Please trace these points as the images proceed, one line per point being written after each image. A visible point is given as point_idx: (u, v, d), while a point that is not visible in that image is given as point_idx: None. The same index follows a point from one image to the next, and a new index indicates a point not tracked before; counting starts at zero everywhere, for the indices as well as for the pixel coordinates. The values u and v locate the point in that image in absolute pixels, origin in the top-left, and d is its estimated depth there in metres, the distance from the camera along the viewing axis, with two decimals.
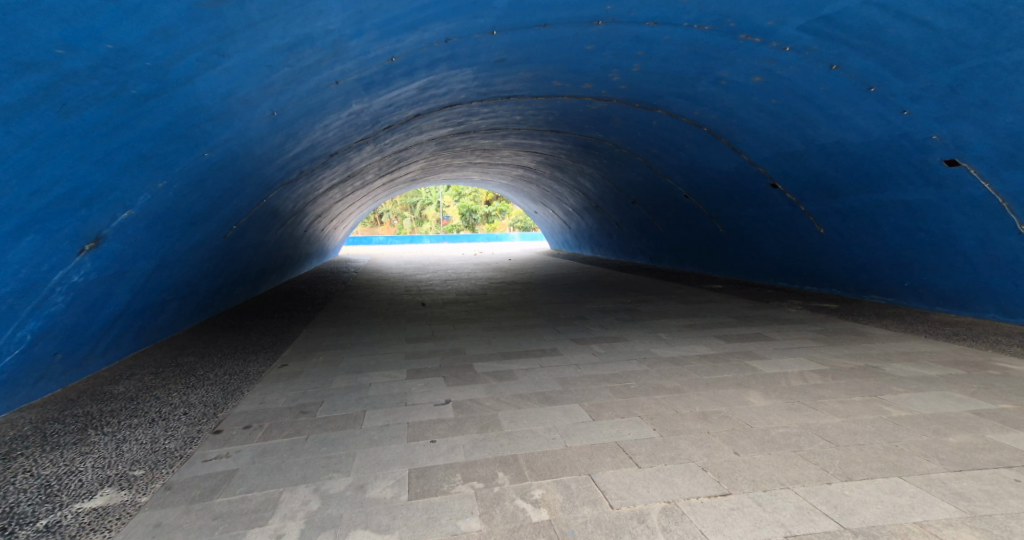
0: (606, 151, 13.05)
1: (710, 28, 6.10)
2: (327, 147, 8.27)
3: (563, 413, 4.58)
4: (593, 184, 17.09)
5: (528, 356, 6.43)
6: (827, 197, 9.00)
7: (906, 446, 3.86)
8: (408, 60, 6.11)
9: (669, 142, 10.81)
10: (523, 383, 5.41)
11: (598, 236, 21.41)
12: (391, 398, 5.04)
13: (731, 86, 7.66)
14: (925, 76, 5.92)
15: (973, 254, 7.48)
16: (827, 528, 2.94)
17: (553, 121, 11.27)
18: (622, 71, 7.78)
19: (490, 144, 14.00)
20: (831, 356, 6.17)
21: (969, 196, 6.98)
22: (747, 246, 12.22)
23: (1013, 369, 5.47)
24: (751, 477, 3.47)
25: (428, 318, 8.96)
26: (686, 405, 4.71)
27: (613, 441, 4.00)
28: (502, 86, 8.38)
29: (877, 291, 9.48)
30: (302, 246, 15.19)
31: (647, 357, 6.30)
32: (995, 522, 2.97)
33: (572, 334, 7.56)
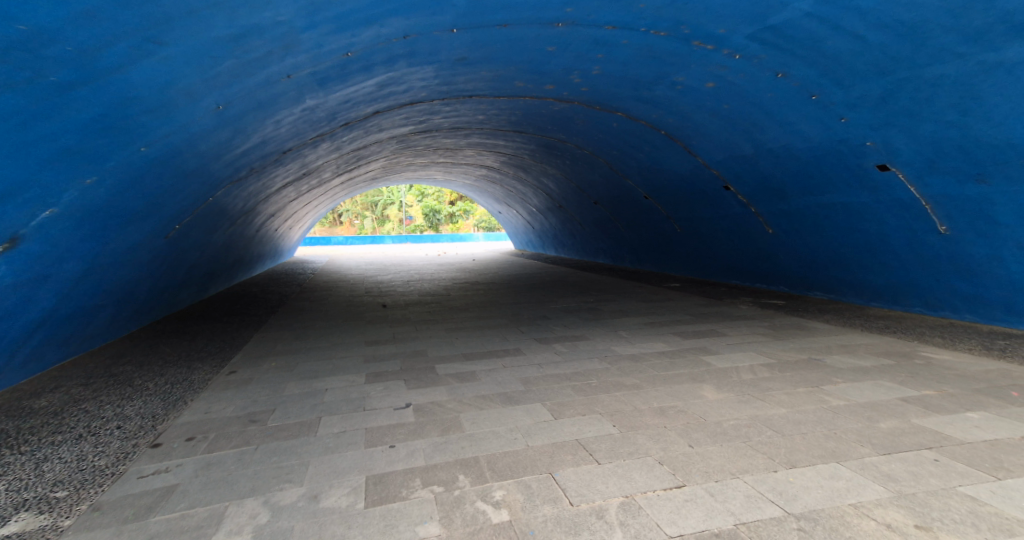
0: (567, 152, 13.23)
1: (665, 34, 6.29)
2: (279, 143, 8.07)
3: (525, 413, 4.65)
4: (556, 185, 17.26)
5: (490, 356, 6.48)
6: (774, 199, 9.42)
7: (844, 433, 4.11)
8: (365, 55, 6.04)
9: (628, 144, 11.05)
10: (485, 383, 5.46)
11: (561, 235, 21.65)
12: (348, 403, 4.98)
13: (686, 90, 7.92)
14: (859, 85, 6.29)
15: (902, 253, 8.00)
16: (773, 515, 3.11)
17: (514, 122, 11.36)
18: (583, 73, 7.91)
19: (453, 143, 13.94)
20: (779, 350, 6.48)
21: (898, 199, 7.46)
22: (702, 245, 12.62)
23: (936, 358, 5.92)
24: (704, 469, 3.62)
25: (387, 320, 8.87)
26: (644, 401, 4.87)
27: (574, 439, 4.09)
28: (463, 85, 8.38)
29: (818, 289, 10.01)
30: (254, 247, 14.72)
31: (608, 354, 6.47)
32: (918, 500, 3.21)
33: (535, 334, 7.64)
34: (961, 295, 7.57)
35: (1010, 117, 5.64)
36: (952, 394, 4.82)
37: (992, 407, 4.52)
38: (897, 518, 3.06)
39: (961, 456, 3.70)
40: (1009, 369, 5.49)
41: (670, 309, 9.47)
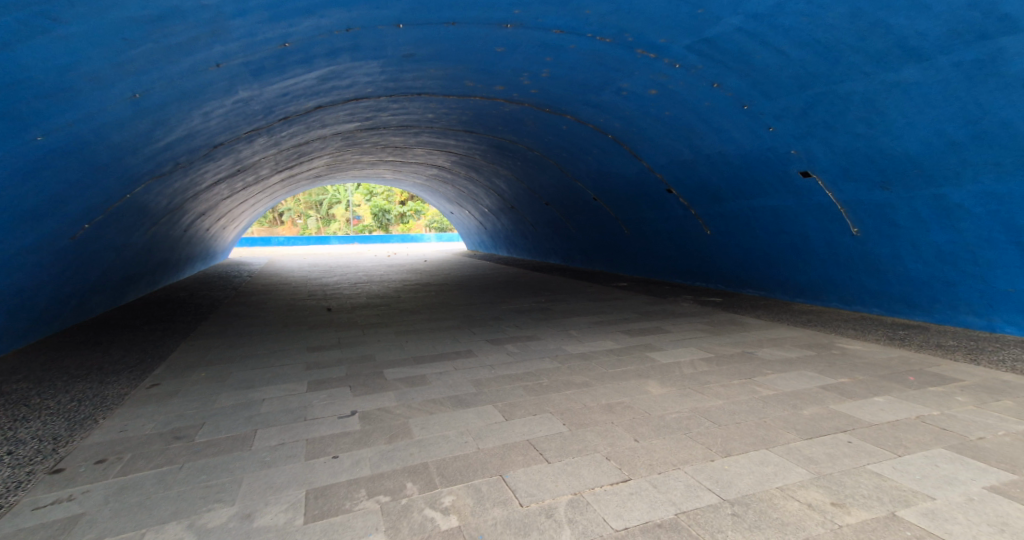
0: (518, 153, 13.37)
1: (611, 40, 6.49)
2: (208, 137, 7.77)
3: (476, 415, 4.72)
4: (508, 186, 17.39)
5: (441, 359, 6.50)
6: (711, 202, 9.86)
7: (772, 420, 4.41)
8: (303, 47, 5.93)
9: (577, 147, 11.29)
10: (436, 387, 5.49)
11: (513, 236, 21.80)
12: (288, 414, 4.89)
13: (631, 96, 8.19)
14: (784, 97, 6.71)
15: (821, 253, 8.58)
16: (710, 502, 3.31)
17: (464, 122, 11.38)
18: (533, 76, 8.04)
19: (402, 142, 13.80)
20: (716, 344, 6.85)
21: (819, 203, 8.00)
22: (647, 246, 13.06)
23: (851, 348, 6.43)
24: (648, 462, 3.81)
25: (331, 324, 8.71)
26: (593, 398, 5.03)
27: (524, 439, 4.20)
28: (411, 82, 8.34)
29: (749, 286, 10.60)
30: (181, 247, 13.99)
31: (559, 353, 6.63)
32: (834, 479, 3.50)
33: (487, 335, 7.72)
34: (869, 291, 8.22)
35: (908, 132, 6.18)
36: (863, 381, 5.25)
37: (894, 391, 4.96)
38: (816, 497, 3.32)
39: (869, 437, 4.06)
40: (909, 355, 6.07)
41: (618, 308, 9.76)
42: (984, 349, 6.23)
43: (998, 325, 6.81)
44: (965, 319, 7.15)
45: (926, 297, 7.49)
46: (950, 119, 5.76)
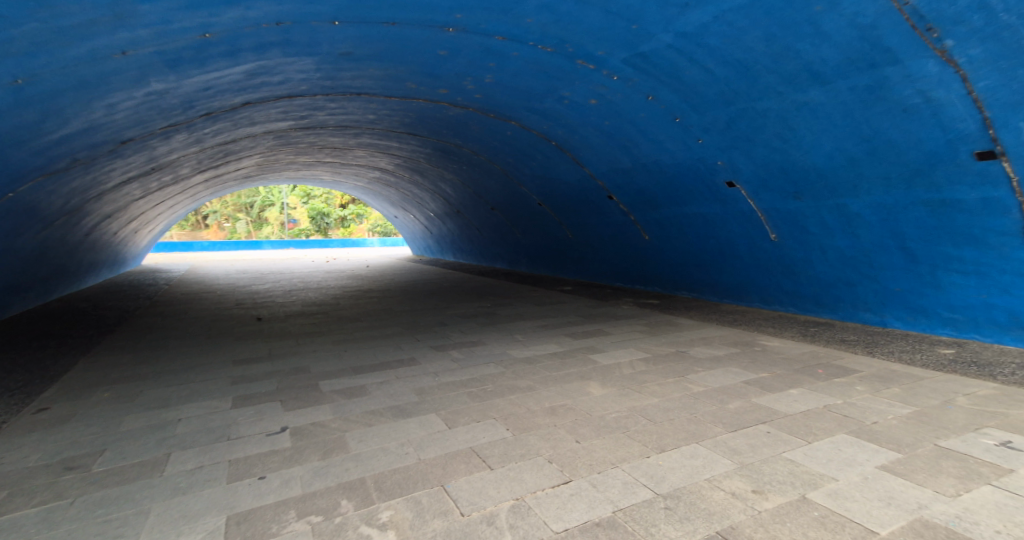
0: (463, 157, 13.39)
1: (551, 50, 6.68)
2: (115, 131, 7.35)
3: (418, 425, 4.71)
4: (454, 190, 17.36)
5: (382, 368, 6.42)
6: (648, 209, 10.25)
7: (703, 415, 4.68)
8: (227, 39, 5.75)
9: (522, 153, 11.45)
10: (376, 397, 5.42)
11: (459, 240, 21.75)
12: (208, 434, 4.63)
13: (572, 105, 8.41)
14: (710, 111, 7.11)
15: (745, 257, 9.13)
16: (644, 497, 3.47)
17: (408, 124, 11.30)
18: (476, 81, 8.11)
19: (341, 143, 13.51)
20: (653, 344, 7.17)
21: (742, 211, 8.51)
22: (590, 250, 13.39)
23: (770, 344, 6.88)
24: (588, 462, 3.94)
25: (262, 335, 8.37)
26: (537, 401, 5.15)
27: (467, 447, 4.24)
28: (350, 81, 8.21)
29: (681, 289, 11.09)
30: (78, 253, 12.87)
31: (504, 358, 6.71)
32: (755, 468, 3.76)
33: (431, 342, 7.70)
34: (784, 292, 8.81)
35: (816, 146, 6.72)
36: (781, 374, 5.65)
37: (806, 383, 5.38)
38: (739, 486, 3.56)
39: (785, 426, 4.38)
40: (818, 349, 6.60)
41: (563, 312, 9.95)
42: (878, 342, 6.86)
43: (889, 321, 7.53)
44: (863, 316, 7.83)
45: (832, 296, 8.13)
46: (848, 137, 6.34)
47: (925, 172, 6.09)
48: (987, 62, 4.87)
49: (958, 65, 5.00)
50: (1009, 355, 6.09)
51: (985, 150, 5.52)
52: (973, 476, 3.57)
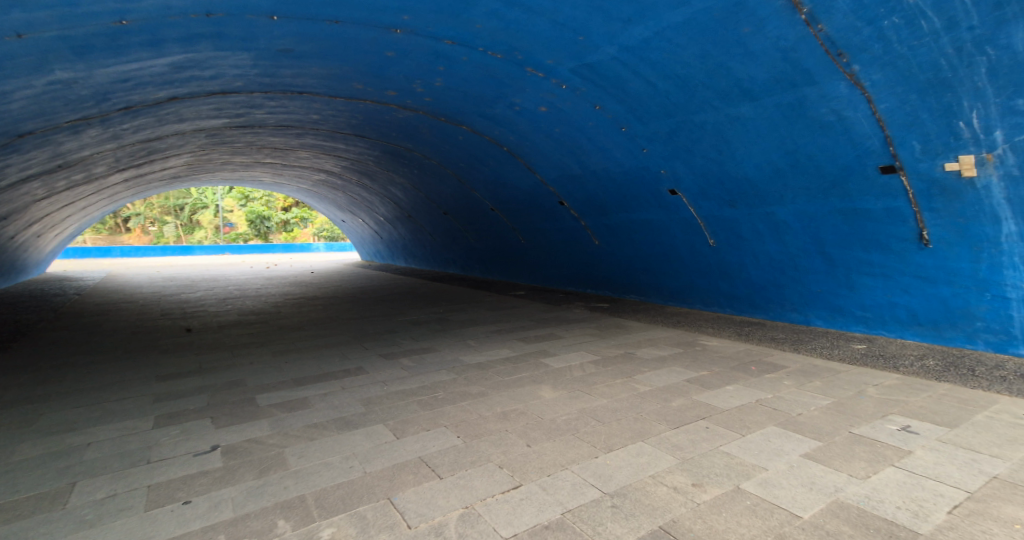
0: (414, 160, 13.28)
1: (501, 56, 6.78)
2: (13, 121, 6.89)
3: (364, 436, 4.61)
4: (404, 194, 17.18)
5: (327, 379, 6.26)
6: (598, 214, 10.49)
7: (648, 414, 4.85)
8: (146, 27, 5.51)
9: (475, 158, 11.49)
10: (319, 410, 5.26)
11: (410, 244, 21.54)
12: (125, 458, 4.27)
13: (523, 111, 8.53)
14: (654, 122, 7.39)
15: (687, 261, 9.49)
16: (593, 497, 3.55)
17: (355, 126, 11.14)
18: (426, 84, 8.11)
19: (283, 143, 13.13)
20: (603, 346, 7.37)
21: (684, 218, 8.85)
22: (542, 254, 13.56)
23: (711, 343, 7.21)
24: (539, 465, 4.00)
25: (192, 348, 7.94)
26: (489, 407, 5.19)
27: (416, 457, 4.19)
28: (290, 79, 8.04)
29: (628, 292, 11.39)
30: None
31: (456, 365, 6.70)
32: (695, 462, 3.94)
33: (380, 350, 7.61)
34: (722, 294, 9.22)
35: (748, 158, 7.10)
36: (719, 372, 5.93)
37: (741, 379, 5.67)
38: (681, 480, 3.72)
39: (722, 421, 4.61)
40: (753, 347, 6.97)
41: (516, 317, 10.03)
42: (803, 339, 7.29)
43: (812, 320, 8.01)
44: (790, 316, 8.30)
45: (764, 297, 8.56)
46: (775, 149, 6.75)
47: (840, 183, 6.57)
48: (888, 86, 5.37)
49: (865, 88, 5.48)
50: (912, 348, 6.63)
51: (887, 165, 6.03)
52: (880, 459, 3.89)
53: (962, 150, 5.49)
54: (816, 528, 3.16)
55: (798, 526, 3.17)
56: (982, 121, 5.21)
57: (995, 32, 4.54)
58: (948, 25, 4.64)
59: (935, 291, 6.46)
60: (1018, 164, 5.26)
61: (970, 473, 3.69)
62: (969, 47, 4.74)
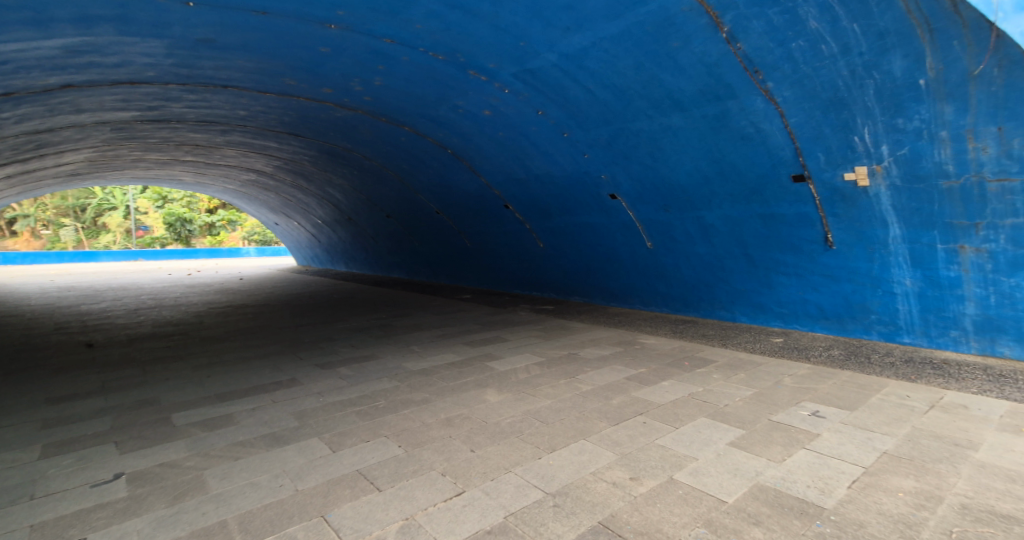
0: (353, 161, 13.04)
1: (443, 58, 6.81)
2: None
3: (297, 451, 4.44)
4: (344, 196, 16.82)
5: (257, 392, 5.99)
6: (542, 218, 10.67)
7: (590, 412, 5.01)
8: (31, 4, 5.17)
9: (419, 160, 11.42)
10: (247, 426, 5.00)
11: (351, 249, 21.12)
12: (6, 494, 3.83)
13: (466, 114, 8.58)
14: (594, 129, 7.62)
15: (626, 263, 9.81)
16: (535, 498, 3.62)
17: (289, 124, 10.84)
18: (365, 82, 8.01)
19: (206, 139, 12.60)
20: (548, 348, 7.52)
21: (623, 221, 9.15)
22: (488, 257, 13.62)
23: (648, 341, 7.53)
24: (481, 471, 4.01)
25: (94, 366, 7.34)
26: (432, 414, 5.16)
27: (354, 470, 4.08)
28: (211, 71, 7.78)
29: (571, 292, 11.65)
30: None
31: (398, 372, 6.63)
32: (632, 456, 4.10)
33: (316, 360, 7.39)
34: (659, 294, 9.58)
35: (680, 165, 7.45)
36: (655, 368, 6.19)
37: (675, 375, 5.94)
38: (619, 475, 3.86)
39: (659, 415, 4.82)
40: (685, 343, 7.34)
41: (462, 321, 10.03)
42: (730, 335, 7.73)
43: (737, 316, 8.48)
44: (719, 313, 8.74)
45: (696, 296, 8.97)
46: (703, 158, 7.11)
47: (759, 191, 7.04)
48: (797, 102, 5.82)
49: (777, 104, 5.92)
50: (821, 340, 7.20)
51: (798, 174, 6.55)
52: (793, 443, 4.20)
53: (857, 162, 6.06)
54: (739, 511, 3.37)
55: (722, 511, 3.37)
56: (872, 136, 5.76)
57: (879, 59, 5.04)
58: (843, 50, 5.11)
59: (839, 288, 7.06)
60: (901, 176, 5.87)
61: (866, 450, 4.06)
62: (860, 71, 5.24)
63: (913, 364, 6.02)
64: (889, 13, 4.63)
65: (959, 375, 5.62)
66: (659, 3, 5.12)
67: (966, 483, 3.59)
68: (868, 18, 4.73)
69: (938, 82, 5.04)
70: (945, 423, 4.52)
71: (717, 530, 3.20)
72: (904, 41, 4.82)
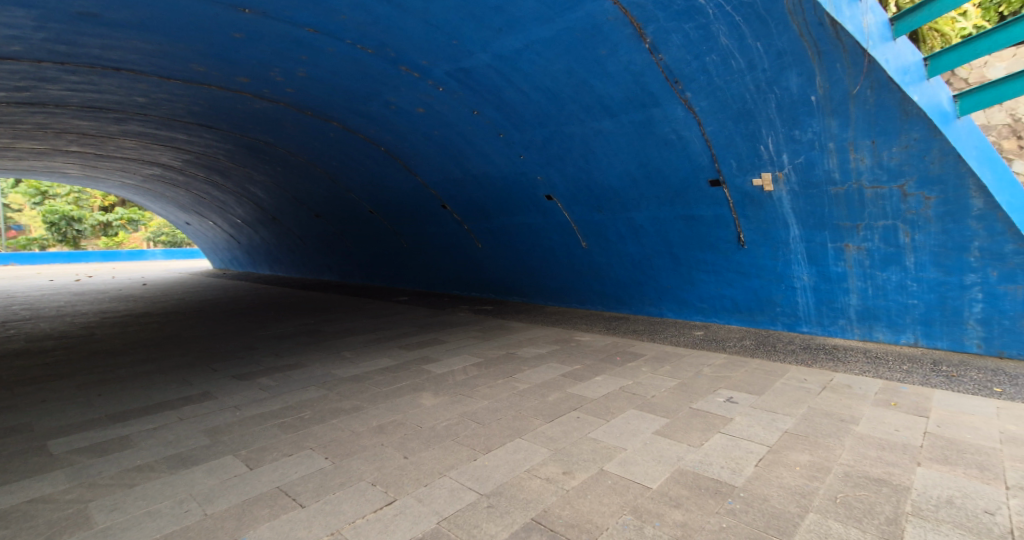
0: (276, 156, 12.59)
1: (372, 51, 6.76)
2: None
3: (207, 473, 4.18)
4: (267, 194, 16.18)
5: (163, 409, 5.60)
6: (480, 218, 10.72)
7: (527, 410, 5.11)
8: None
9: (351, 158, 11.21)
10: (148, 448, 4.64)
11: (275, 250, 20.33)
12: None
13: (399, 111, 8.50)
14: (528, 130, 7.77)
15: (563, 262, 10.04)
16: (469, 500, 3.66)
17: (197, 114, 10.33)
18: (286, 73, 7.79)
19: (96, 127, 11.78)
20: (486, 348, 7.58)
21: (558, 221, 9.37)
22: (426, 258, 13.51)
23: (584, 339, 7.74)
24: (414, 477, 4.00)
25: None
26: (364, 422, 5.07)
27: (275, 487, 3.93)
28: (98, 51, 7.31)
29: (510, 292, 11.80)
30: None
31: (327, 380, 6.46)
32: (566, 451, 4.24)
33: (232, 372, 7.00)
34: (594, 292, 9.88)
35: (609, 167, 7.74)
36: (590, 364, 6.40)
37: (608, 370, 6.16)
38: (553, 471, 3.97)
39: (591, 410, 4.99)
40: (618, 339, 7.61)
41: (398, 324, 9.91)
42: (658, 329, 8.11)
43: (665, 312, 8.90)
44: (649, 309, 9.13)
45: (628, 293, 9.31)
46: (631, 161, 7.41)
47: (681, 194, 7.42)
48: (712, 112, 6.18)
49: (695, 113, 6.26)
50: (735, 332, 7.74)
51: (714, 179, 6.96)
52: (711, 428, 4.48)
53: (763, 168, 6.51)
54: (662, 495, 3.56)
55: (648, 497, 3.55)
56: (776, 146, 6.22)
57: (779, 75, 5.46)
58: (749, 66, 5.51)
59: (750, 284, 7.61)
60: (798, 182, 6.38)
61: (770, 430, 4.39)
62: (763, 86, 5.65)
63: (812, 350, 6.61)
64: (786, 34, 5.07)
65: (846, 357, 6.25)
66: (586, 11, 5.32)
67: (849, 453, 3.98)
68: (769, 39, 5.15)
69: (827, 99, 5.52)
70: (833, 401, 4.97)
71: (643, 516, 3.37)
72: (798, 60, 5.26)
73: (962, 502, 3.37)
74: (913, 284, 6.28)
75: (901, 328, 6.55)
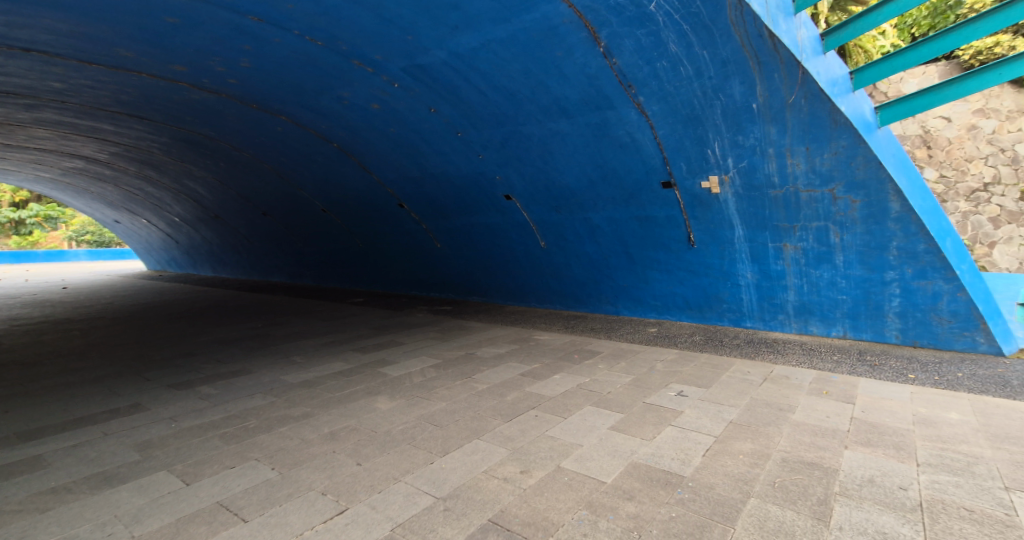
0: (220, 151, 12.19)
1: (322, 44, 6.66)
2: None
3: (135, 492, 4.00)
4: (209, 190, 15.65)
5: (86, 424, 5.33)
6: (439, 217, 10.68)
7: (485, 410, 5.14)
8: None
9: (303, 155, 10.99)
10: (66, 468, 4.40)
11: (217, 249, 19.67)
12: None
13: (352, 106, 8.39)
14: (486, 129, 7.80)
15: (523, 262, 10.11)
16: (425, 505, 3.66)
17: (125, 103, 9.92)
18: (228, 63, 7.58)
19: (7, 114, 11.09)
20: (444, 349, 7.58)
21: (517, 220, 9.44)
22: (384, 258, 13.34)
23: (542, 337, 7.84)
24: (368, 484, 3.97)
25: None
26: (314, 429, 4.98)
27: (216, 502, 3.82)
28: (6, 29, 6.90)
29: (469, 291, 11.81)
30: None
31: (275, 387, 6.31)
32: (523, 450, 4.29)
33: (167, 381, 6.74)
34: (553, 291, 10.00)
35: (566, 168, 7.85)
36: (548, 363, 6.49)
37: (565, 368, 6.26)
38: (511, 470, 4.01)
39: (549, 408, 5.06)
40: (574, 337, 7.75)
41: (353, 326, 9.77)
42: (614, 327, 8.30)
43: (621, 310, 9.10)
44: (606, 308, 9.30)
45: (586, 292, 9.46)
46: (588, 163, 7.55)
47: (634, 195, 7.60)
48: (663, 117, 6.37)
49: (648, 116, 6.43)
50: (685, 328, 7.98)
51: (665, 181, 7.17)
52: (662, 421, 4.61)
53: (709, 172, 6.75)
54: (616, 489, 3.65)
55: (602, 491, 3.63)
56: (722, 151, 6.46)
57: (724, 83, 5.68)
58: (697, 73, 5.71)
59: (699, 281, 7.88)
60: (742, 185, 6.64)
61: (717, 421, 4.55)
62: (710, 93, 5.86)
63: (755, 344, 6.90)
64: (730, 44, 5.27)
65: (785, 350, 6.57)
66: (542, 13, 5.40)
67: (786, 440, 4.17)
68: (714, 47, 5.35)
69: (767, 107, 5.77)
70: (773, 391, 5.20)
71: (598, 510, 3.45)
72: (741, 69, 5.48)
73: (882, 480, 3.59)
74: (842, 281, 6.66)
75: (831, 322, 6.95)
